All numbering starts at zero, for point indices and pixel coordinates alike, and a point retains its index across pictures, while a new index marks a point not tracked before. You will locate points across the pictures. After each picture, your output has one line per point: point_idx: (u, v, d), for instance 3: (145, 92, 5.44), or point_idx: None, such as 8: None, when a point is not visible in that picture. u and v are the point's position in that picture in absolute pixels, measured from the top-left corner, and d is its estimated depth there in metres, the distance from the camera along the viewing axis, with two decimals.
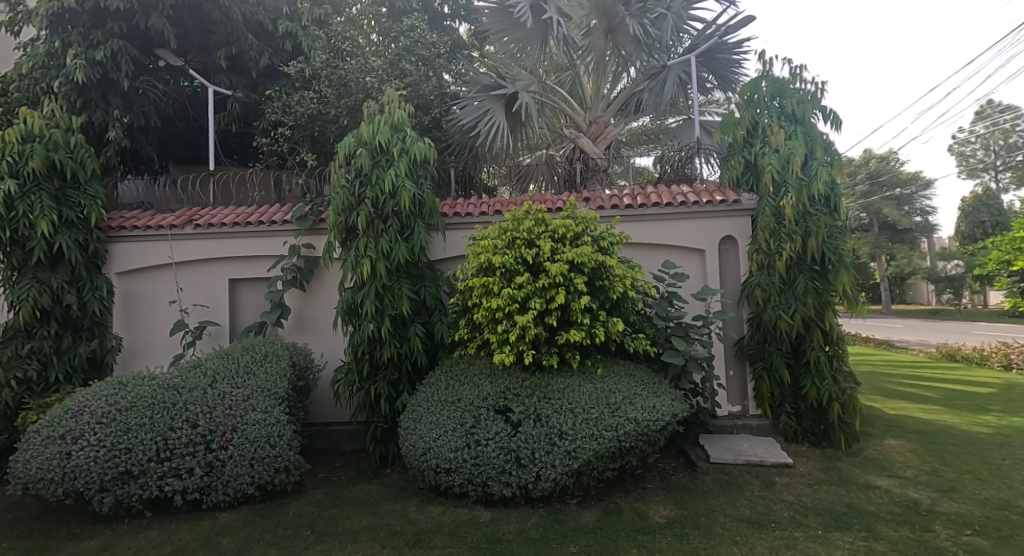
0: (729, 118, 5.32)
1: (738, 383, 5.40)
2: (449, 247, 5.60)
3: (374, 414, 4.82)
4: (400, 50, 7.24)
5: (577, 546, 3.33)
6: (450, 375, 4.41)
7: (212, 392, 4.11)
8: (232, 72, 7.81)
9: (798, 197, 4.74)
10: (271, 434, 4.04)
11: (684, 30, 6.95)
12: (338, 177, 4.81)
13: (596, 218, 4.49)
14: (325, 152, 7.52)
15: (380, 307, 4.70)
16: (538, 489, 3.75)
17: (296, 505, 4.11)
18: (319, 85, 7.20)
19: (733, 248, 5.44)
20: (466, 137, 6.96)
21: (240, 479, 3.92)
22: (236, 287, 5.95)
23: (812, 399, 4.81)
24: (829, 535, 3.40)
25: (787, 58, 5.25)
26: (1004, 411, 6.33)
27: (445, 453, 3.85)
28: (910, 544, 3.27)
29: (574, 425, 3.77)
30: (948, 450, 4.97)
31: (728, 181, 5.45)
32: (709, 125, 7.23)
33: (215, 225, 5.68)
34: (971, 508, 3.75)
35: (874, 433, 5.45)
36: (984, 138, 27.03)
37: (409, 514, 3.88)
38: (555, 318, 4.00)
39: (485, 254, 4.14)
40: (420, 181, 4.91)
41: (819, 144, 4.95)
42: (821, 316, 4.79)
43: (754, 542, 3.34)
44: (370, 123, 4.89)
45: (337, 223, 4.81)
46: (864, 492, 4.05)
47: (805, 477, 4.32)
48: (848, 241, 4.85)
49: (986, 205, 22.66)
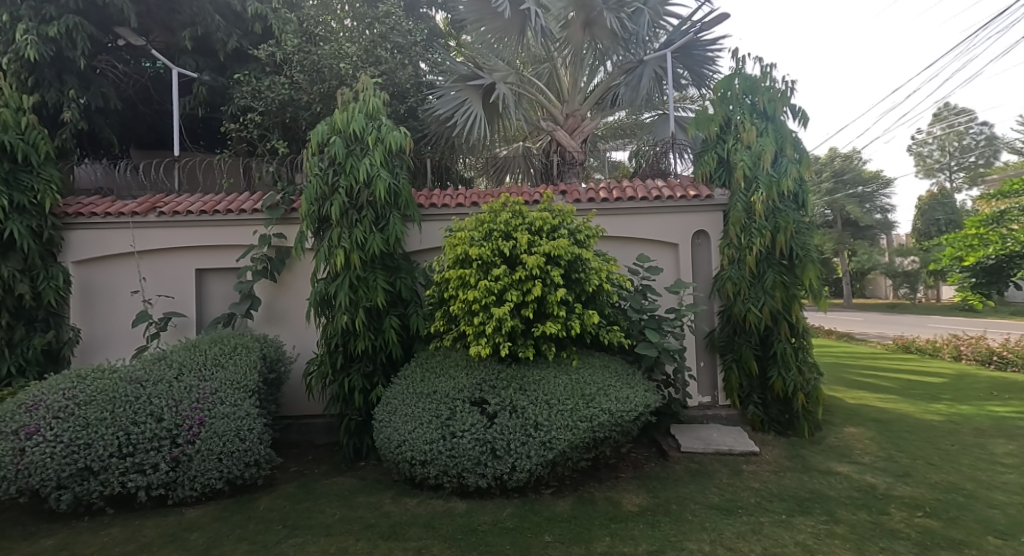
0: (703, 114, 5.43)
1: (708, 374, 5.55)
2: (425, 239, 5.56)
3: (348, 406, 4.78)
4: (375, 37, 7.14)
5: (552, 536, 3.37)
6: (426, 367, 4.41)
7: (178, 385, 3.98)
8: (197, 54, 7.51)
9: (768, 192, 4.86)
10: (240, 429, 3.96)
11: (661, 26, 7.01)
12: (311, 165, 4.71)
13: (572, 212, 4.50)
14: (297, 139, 7.35)
15: (354, 298, 4.62)
16: (513, 480, 3.79)
17: (267, 500, 4.04)
18: (290, 70, 7.01)
19: (705, 242, 5.56)
20: (443, 127, 6.91)
21: (208, 474, 3.83)
22: (202, 277, 5.78)
23: (779, 389, 4.97)
24: (792, 520, 3.54)
25: (758, 57, 5.34)
26: (953, 400, 6.68)
27: (420, 446, 3.84)
28: (867, 527, 3.43)
29: (549, 416, 3.81)
30: (903, 437, 5.22)
31: (701, 176, 5.53)
32: (683, 121, 7.31)
33: (180, 213, 5.46)
34: (924, 492, 3.96)
35: (835, 422, 5.69)
36: (940, 139, 28.25)
37: (384, 506, 3.87)
38: (531, 310, 4.02)
39: (462, 247, 4.12)
40: (395, 171, 4.84)
41: (789, 141, 5.07)
42: (788, 308, 4.94)
43: (722, 528, 3.45)
44: (344, 112, 4.78)
45: (309, 212, 4.71)
46: (825, 478, 4.23)
47: (771, 465, 4.48)
48: (814, 236, 5.00)
49: (941, 204, 23.71)
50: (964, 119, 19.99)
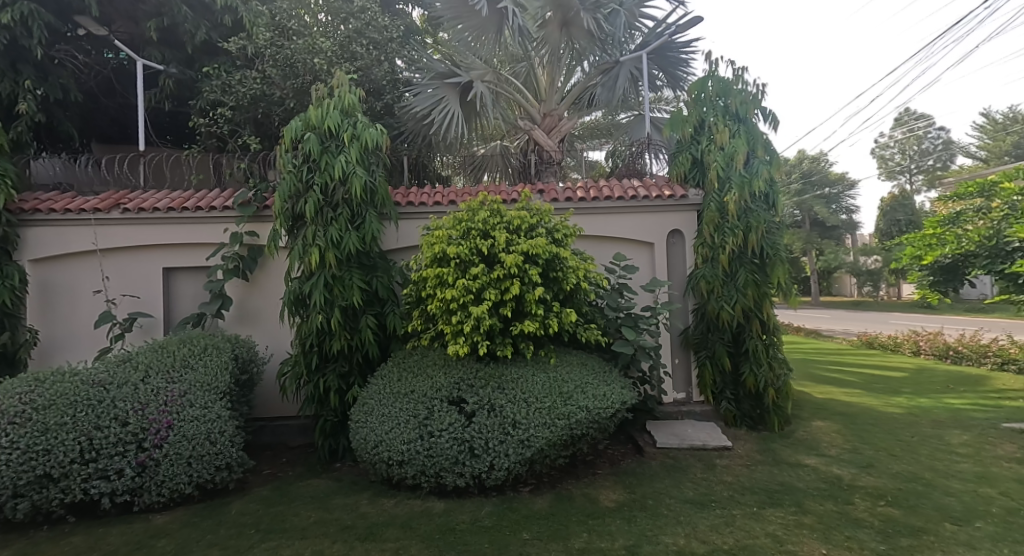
0: (678, 115, 5.52)
1: (683, 371, 5.66)
2: (402, 237, 5.51)
3: (323, 407, 4.71)
4: (351, 33, 7.04)
5: (530, 533, 3.39)
6: (403, 367, 4.38)
7: (144, 388, 3.84)
8: (163, 45, 7.27)
9: (740, 192, 4.98)
10: (210, 432, 3.87)
11: (636, 27, 7.08)
12: (285, 162, 4.61)
13: (550, 211, 4.52)
14: (269, 135, 7.21)
15: (329, 297, 4.55)
16: (491, 479, 3.79)
17: (239, 504, 3.95)
18: (262, 64, 6.86)
19: (680, 241, 5.66)
20: (419, 124, 6.86)
21: (176, 479, 3.74)
22: (170, 276, 5.61)
23: (750, 385, 5.10)
24: (763, 511, 3.64)
25: (730, 60, 5.46)
26: (912, 393, 6.96)
27: (397, 446, 3.82)
28: (834, 517, 3.55)
29: (527, 414, 3.83)
30: (867, 429, 5.42)
31: (676, 176, 5.63)
32: (659, 121, 7.42)
33: (146, 210, 5.28)
34: (886, 481, 4.12)
35: (804, 416, 5.87)
36: (901, 143, 29.30)
37: (361, 507, 3.82)
38: (509, 309, 4.03)
39: (440, 245, 4.09)
40: (371, 169, 4.77)
41: (760, 143, 5.20)
42: (760, 306, 5.06)
43: (696, 521, 3.52)
44: (318, 108, 4.70)
45: (283, 210, 4.61)
46: (794, 470, 4.36)
47: (743, 459, 4.59)
48: (784, 236, 5.15)
49: (902, 205, 24.62)
50: (923, 124, 20.81)
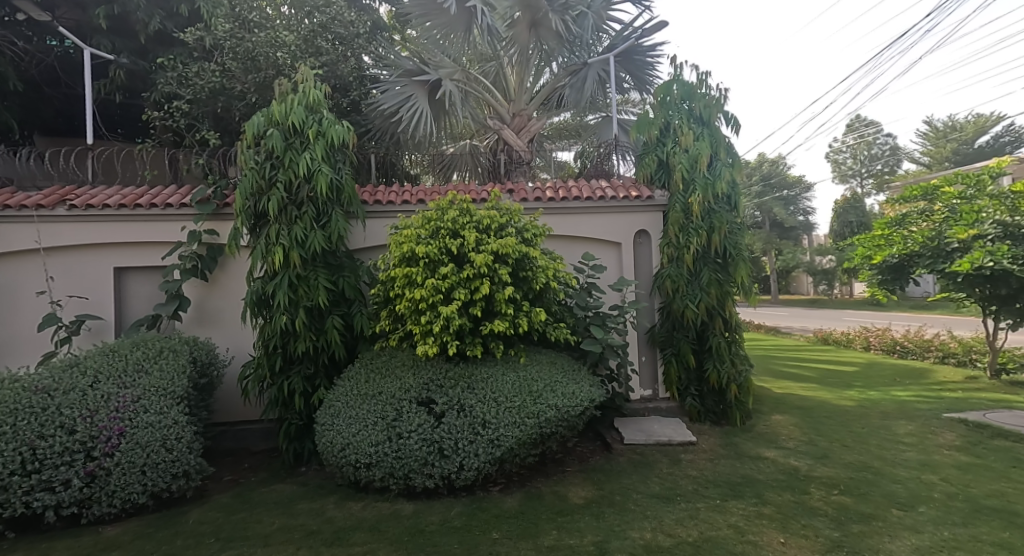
0: (644, 117, 5.59)
1: (649, 368, 5.78)
2: (369, 236, 5.42)
3: (288, 410, 4.59)
4: (315, 27, 6.88)
5: (500, 532, 3.39)
6: (371, 368, 4.31)
7: (93, 394, 3.65)
8: (113, 34, 6.94)
9: (703, 194, 5.12)
10: (167, 438, 3.72)
11: (604, 30, 7.19)
12: (246, 158, 4.47)
13: (519, 211, 4.53)
14: (229, 130, 6.98)
15: (294, 298, 4.44)
16: (460, 479, 3.78)
17: (197, 512, 3.81)
18: (221, 56, 6.63)
19: (647, 241, 5.77)
20: (387, 122, 6.75)
21: (129, 489, 3.57)
22: (122, 277, 5.36)
23: (713, 381, 5.24)
24: (726, 504, 3.75)
25: (694, 64, 5.59)
26: (863, 386, 7.31)
27: (365, 448, 3.76)
28: (791, 507, 3.69)
29: (496, 414, 3.83)
30: (822, 422, 5.65)
31: (642, 177, 5.74)
32: (626, 124, 7.56)
33: (94, 206, 5.03)
34: (839, 471, 4.31)
35: (764, 410, 6.08)
36: (853, 148, 30.66)
37: (327, 512, 3.74)
38: (479, 308, 4.02)
39: (408, 244, 4.05)
40: (338, 166, 4.68)
41: (722, 146, 5.35)
42: (722, 305, 5.21)
43: (662, 515, 3.60)
44: (281, 103, 4.58)
45: (244, 208, 4.47)
46: (755, 463, 4.51)
47: (706, 453, 4.72)
48: (745, 236, 5.31)
49: (854, 207, 25.77)
50: (872, 130, 21.84)
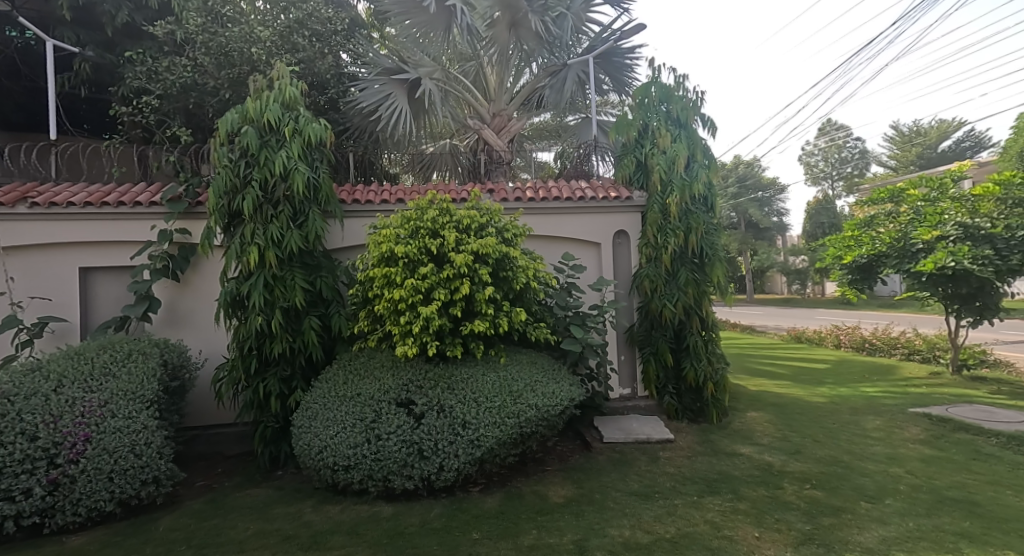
0: (623, 119, 5.66)
1: (628, 367, 5.84)
2: (347, 236, 5.35)
3: (263, 413, 4.50)
4: (291, 23, 6.74)
5: (480, 532, 3.38)
6: (349, 369, 4.25)
7: (57, 399, 3.52)
8: (78, 26, 6.71)
9: (681, 195, 5.20)
10: (135, 443, 3.60)
11: (583, 32, 7.24)
12: (220, 156, 4.37)
13: (499, 211, 4.52)
14: (201, 127, 6.81)
15: (269, 299, 4.35)
16: (440, 480, 3.76)
17: (168, 519, 3.70)
18: (193, 51, 6.46)
19: (625, 241, 5.83)
20: (366, 121, 6.68)
21: (95, 497, 3.45)
22: (88, 277, 5.18)
23: (691, 379, 5.32)
24: (702, 500, 3.82)
25: (672, 67, 5.67)
26: (835, 383, 7.51)
27: (343, 450, 3.71)
28: (765, 502, 3.77)
29: (477, 414, 3.82)
30: (796, 418, 5.79)
31: (621, 178, 5.81)
32: (605, 125, 7.64)
33: (58, 204, 4.84)
34: (812, 466, 4.42)
35: (739, 407, 6.21)
36: (824, 151, 31.48)
37: (304, 516, 3.68)
38: (459, 308, 4.00)
39: (387, 244, 4.01)
40: (315, 165, 4.60)
41: (699, 148, 5.44)
42: (699, 304, 5.29)
43: (641, 512, 3.64)
44: (256, 100, 4.48)
45: (218, 207, 4.37)
46: (731, 459, 4.60)
47: (684, 450, 4.79)
48: (721, 237, 5.40)
49: (825, 209, 26.45)
50: (842, 134, 22.45)
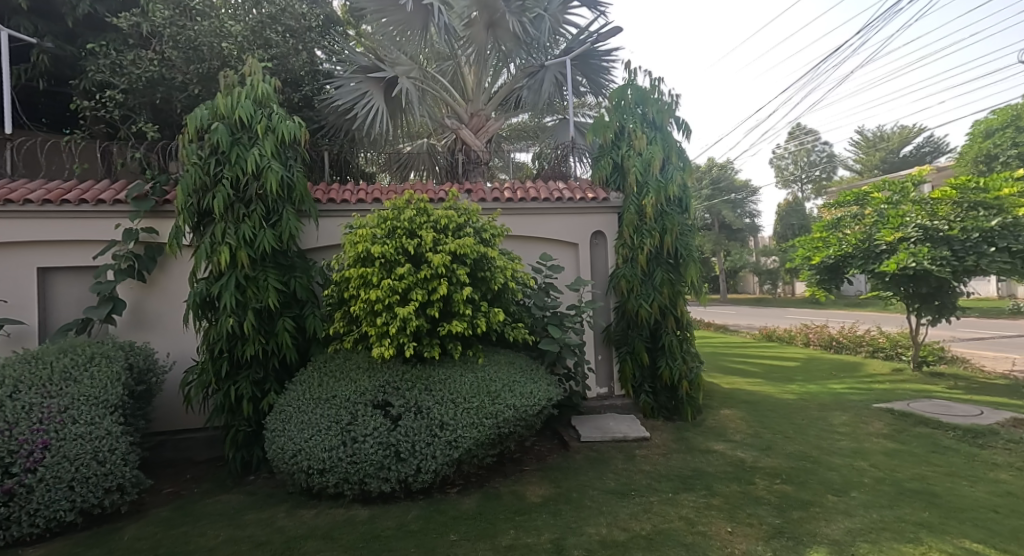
0: (599, 121, 5.71)
1: (605, 366, 5.90)
2: (322, 236, 5.26)
3: (235, 417, 4.39)
4: (264, 18, 6.58)
5: (457, 534, 3.36)
6: (324, 371, 4.18)
7: (12, 405, 3.37)
8: (36, 16, 6.43)
9: (656, 196, 5.27)
10: (98, 450, 3.47)
11: (560, 33, 7.29)
12: (189, 153, 4.25)
13: (477, 211, 4.50)
14: (169, 123, 6.62)
15: (241, 300, 4.25)
16: (417, 482, 3.73)
17: (134, 528, 3.58)
18: (160, 44, 6.27)
19: (603, 242, 5.87)
20: (341, 119, 6.58)
21: (54, 506, 3.32)
22: (47, 277, 4.97)
23: (666, 378, 5.40)
24: (677, 496, 3.88)
25: (647, 70, 5.74)
26: (804, 380, 7.72)
27: (318, 454, 3.64)
28: (738, 497, 3.85)
29: (454, 415, 3.80)
30: (767, 415, 5.93)
31: (598, 179, 5.87)
32: (582, 127, 7.70)
33: (14, 202, 4.64)
34: (782, 461, 4.53)
35: (713, 405, 6.32)
36: (793, 154, 32.34)
37: (277, 522, 3.60)
38: (437, 309, 3.97)
39: (363, 244, 3.96)
40: (288, 163, 4.51)
41: (674, 150, 5.52)
42: (674, 304, 5.37)
43: (617, 510, 3.68)
44: (227, 96, 4.37)
45: (187, 205, 4.24)
46: (705, 456, 4.68)
47: (660, 448, 4.86)
48: (696, 238, 5.49)
49: (794, 211, 27.17)
50: (811, 138, 23.10)
